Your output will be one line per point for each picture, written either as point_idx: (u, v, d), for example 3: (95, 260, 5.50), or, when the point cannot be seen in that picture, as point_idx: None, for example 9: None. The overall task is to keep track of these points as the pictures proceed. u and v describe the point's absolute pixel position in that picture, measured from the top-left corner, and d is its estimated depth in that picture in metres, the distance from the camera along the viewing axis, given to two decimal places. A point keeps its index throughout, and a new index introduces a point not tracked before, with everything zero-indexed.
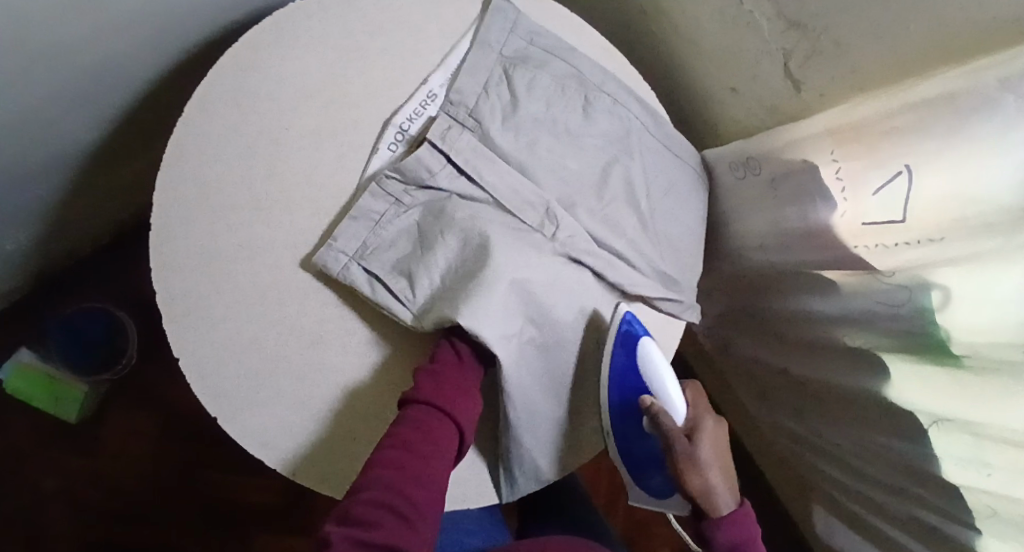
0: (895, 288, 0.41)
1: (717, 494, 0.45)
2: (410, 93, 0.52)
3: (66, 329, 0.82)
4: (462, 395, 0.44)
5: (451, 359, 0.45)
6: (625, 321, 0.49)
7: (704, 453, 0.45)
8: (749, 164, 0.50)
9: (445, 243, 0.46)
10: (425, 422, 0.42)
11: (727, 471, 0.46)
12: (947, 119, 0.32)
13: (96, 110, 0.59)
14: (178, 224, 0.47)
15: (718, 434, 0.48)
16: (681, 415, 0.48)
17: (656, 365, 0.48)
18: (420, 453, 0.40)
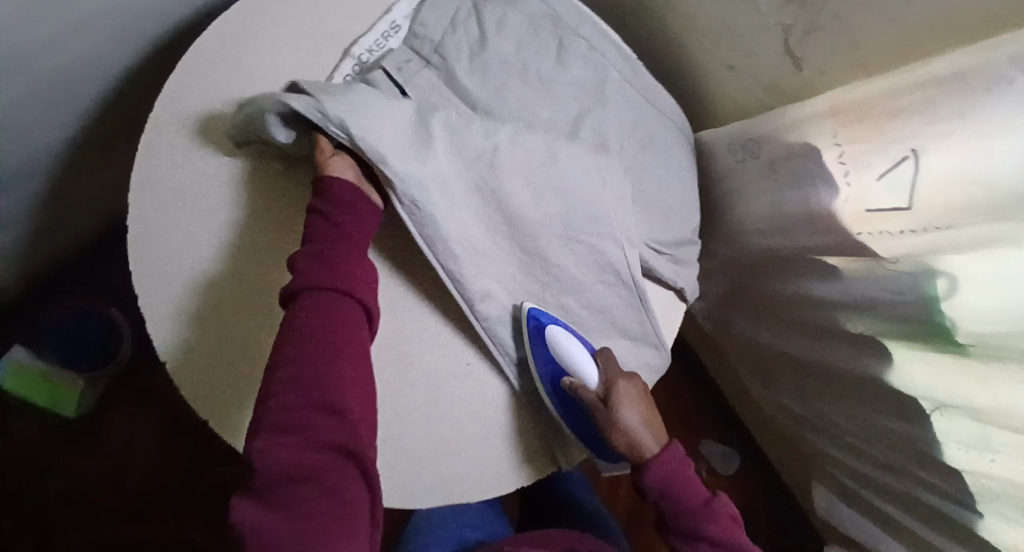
0: (901, 275, 0.39)
1: (642, 443, 0.46)
2: (372, 25, 0.50)
3: (57, 328, 0.80)
4: (355, 255, 0.39)
5: (328, 228, 0.39)
6: (532, 313, 0.46)
7: (623, 413, 0.45)
8: (748, 146, 0.48)
9: (405, 108, 0.43)
10: (320, 309, 0.37)
11: (651, 418, 0.47)
12: (958, 100, 0.30)
13: (67, 109, 0.57)
14: (153, 223, 0.44)
15: (633, 389, 0.47)
16: (592, 378, 0.46)
17: (565, 341, 0.46)
18: (330, 343, 0.36)
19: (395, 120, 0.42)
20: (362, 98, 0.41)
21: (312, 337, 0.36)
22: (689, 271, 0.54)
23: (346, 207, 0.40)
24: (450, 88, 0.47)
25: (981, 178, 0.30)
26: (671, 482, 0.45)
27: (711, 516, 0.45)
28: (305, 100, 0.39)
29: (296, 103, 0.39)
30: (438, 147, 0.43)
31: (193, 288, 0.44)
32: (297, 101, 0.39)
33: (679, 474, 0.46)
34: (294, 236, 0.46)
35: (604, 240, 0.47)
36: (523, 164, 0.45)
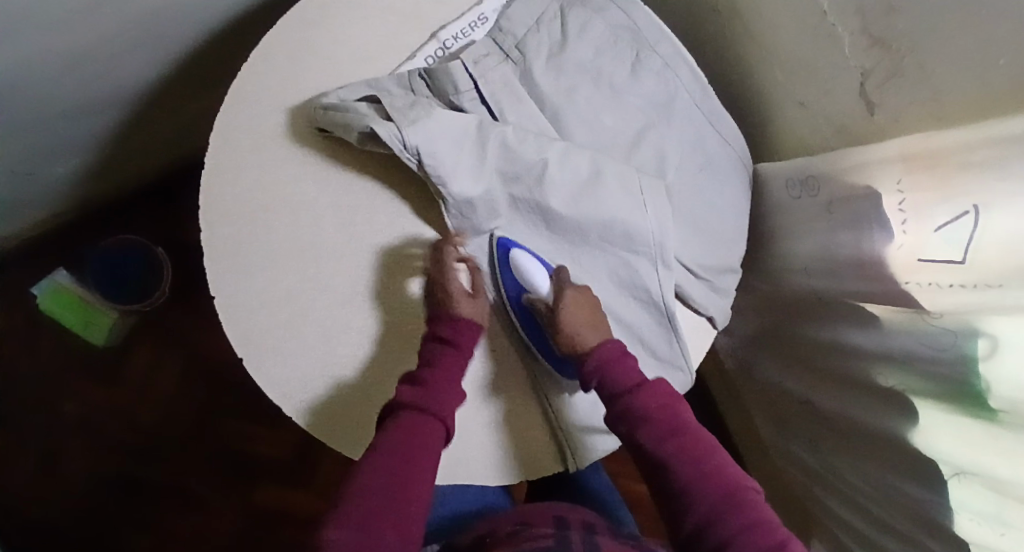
0: (942, 330, 0.40)
1: (585, 341, 0.46)
2: (462, 13, 0.52)
3: (103, 259, 0.83)
4: (449, 390, 0.43)
5: (441, 347, 0.44)
6: (503, 242, 0.47)
7: (566, 312, 0.45)
8: (807, 183, 0.49)
9: (466, 123, 0.45)
10: (412, 424, 0.42)
11: (595, 321, 0.47)
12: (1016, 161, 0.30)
13: (165, 47, 0.60)
14: (229, 163, 0.47)
15: (581, 297, 0.47)
16: (543, 287, 0.46)
17: (527, 261, 0.46)
18: (409, 454, 0.41)
19: (458, 134, 0.45)
20: (431, 115, 0.44)
21: (398, 445, 0.41)
22: (724, 301, 0.53)
23: (461, 339, 0.45)
24: (524, 85, 0.49)
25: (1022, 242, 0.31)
26: (609, 366, 0.45)
27: (649, 396, 0.45)
28: (386, 126, 0.42)
29: (379, 128, 0.42)
30: (493, 160, 0.46)
31: (255, 225, 0.46)
32: (381, 126, 0.42)
33: (616, 363, 0.46)
34: (355, 196, 0.48)
35: (638, 256, 0.49)
36: (569, 182, 0.47)
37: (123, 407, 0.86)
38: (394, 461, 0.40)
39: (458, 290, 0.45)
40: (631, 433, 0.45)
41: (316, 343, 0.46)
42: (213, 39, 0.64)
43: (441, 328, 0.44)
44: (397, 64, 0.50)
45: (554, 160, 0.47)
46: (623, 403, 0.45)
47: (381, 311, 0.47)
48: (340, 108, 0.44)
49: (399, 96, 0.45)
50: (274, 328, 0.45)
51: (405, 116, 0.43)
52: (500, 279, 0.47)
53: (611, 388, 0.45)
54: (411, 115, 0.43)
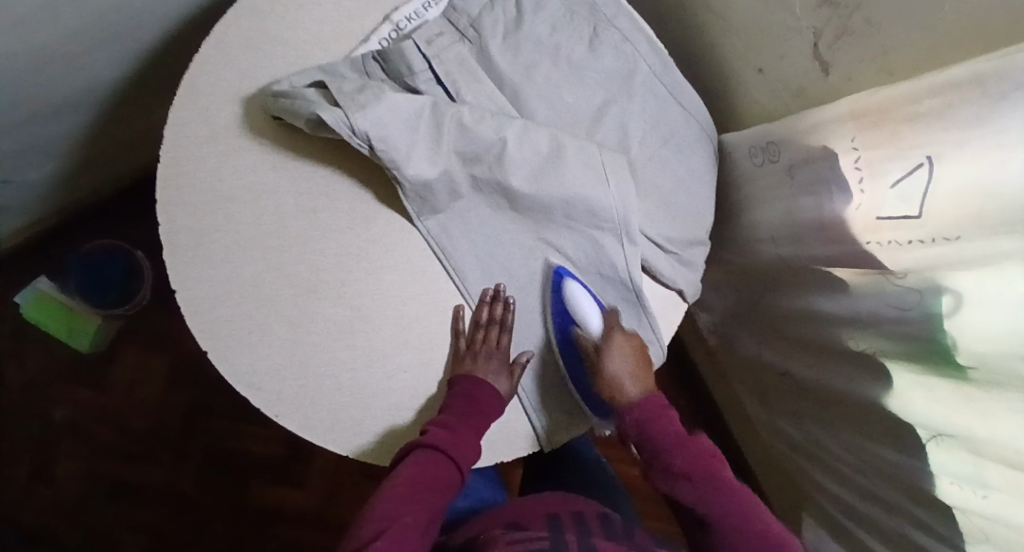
0: (906, 290, 0.39)
1: (629, 391, 0.48)
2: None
3: (85, 264, 0.84)
4: (467, 438, 0.44)
5: (462, 401, 0.45)
6: (557, 272, 0.49)
7: (613, 363, 0.48)
8: (768, 150, 0.48)
9: (422, 108, 0.45)
10: (430, 464, 0.44)
11: (640, 372, 0.49)
12: (966, 107, 0.30)
13: (125, 47, 0.60)
14: (185, 156, 0.46)
15: (629, 343, 0.49)
16: (595, 325, 0.48)
17: (581, 296, 0.48)
18: (422, 486, 0.43)
19: (412, 117, 0.44)
20: (381, 99, 0.43)
21: (415, 478, 0.43)
22: (694, 274, 0.53)
23: (481, 401, 0.45)
24: (481, 64, 0.49)
25: (977, 190, 0.31)
26: (647, 425, 0.48)
27: (679, 443, 0.48)
28: (333, 112, 0.42)
29: (325, 114, 0.42)
30: (451, 144, 0.45)
31: (215, 217, 0.46)
32: (327, 111, 0.42)
33: (656, 417, 0.49)
34: (313, 185, 0.48)
35: (604, 232, 0.49)
36: (532, 162, 0.47)
37: (112, 415, 0.86)
38: (412, 492, 0.43)
39: (487, 364, 0.46)
40: (670, 492, 0.48)
41: (280, 332, 0.45)
42: (174, 36, 0.64)
43: (467, 383, 0.45)
44: (350, 49, 0.49)
45: (512, 137, 0.46)
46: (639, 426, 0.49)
47: (346, 298, 0.47)
48: (290, 97, 0.44)
49: (350, 82, 0.45)
50: (237, 320, 0.45)
51: (354, 101, 0.43)
52: (549, 308, 0.48)
53: (653, 443, 0.48)
54: (360, 100, 0.43)
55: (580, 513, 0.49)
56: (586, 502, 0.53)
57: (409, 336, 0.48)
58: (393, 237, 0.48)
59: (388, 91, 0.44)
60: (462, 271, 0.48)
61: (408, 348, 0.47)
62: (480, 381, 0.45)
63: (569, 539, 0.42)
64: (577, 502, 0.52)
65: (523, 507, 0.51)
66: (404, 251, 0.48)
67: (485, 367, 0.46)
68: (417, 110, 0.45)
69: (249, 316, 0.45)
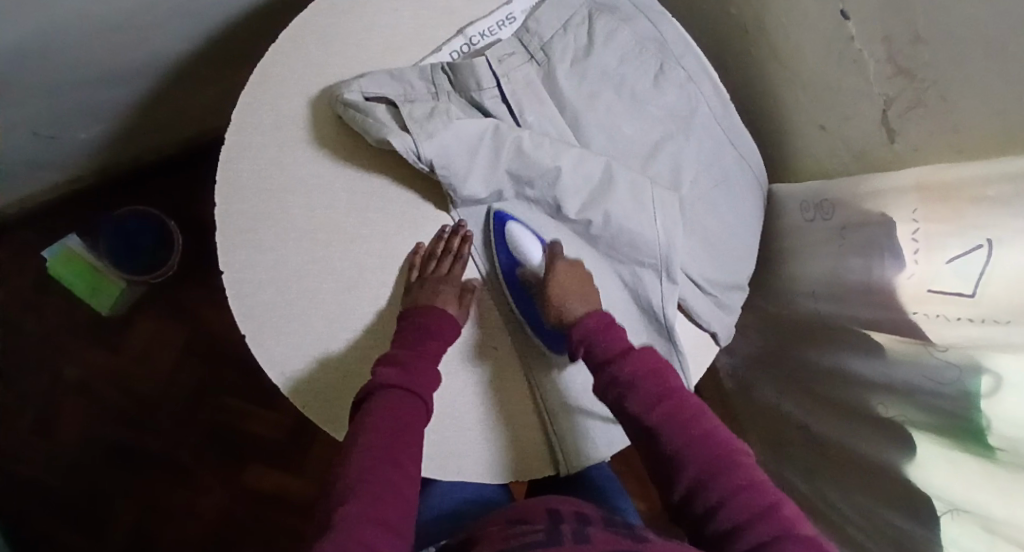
0: (946, 364, 0.39)
1: (573, 310, 0.46)
2: (491, 11, 0.52)
3: (116, 229, 0.84)
4: (424, 365, 0.43)
5: (414, 334, 0.44)
6: (498, 216, 0.48)
7: (555, 287, 0.46)
8: (822, 207, 0.48)
9: (485, 127, 0.45)
10: (396, 407, 0.42)
11: (584, 294, 0.47)
12: None
13: (197, 24, 0.61)
14: (248, 140, 0.47)
15: (571, 269, 0.48)
16: (535, 255, 0.47)
17: (522, 234, 0.47)
18: (395, 435, 0.41)
19: (474, 139, 0.45)
20: (449, 124, 0.44)
21: (382, 425, 0.41)
22: (730, 318, 0.53)
23: (434, 324, 0.45)
24: (546, 87, 0.49)
25: None
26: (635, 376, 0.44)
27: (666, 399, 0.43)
28: (402, 137, 0.43)
29: (395, 139, 0.42)
30: (511, 167, 0.46)
31: (270, 205, 0.47)
32: (397, 136, 0.43)
33: (675, 411, 0.43)
34: (370, 186, 0.48)
35: (644, 267, 0.50)
36: (584, 192, 0.48)
37: (121, 378, 0.86)
38: (383, 444, 0.40)
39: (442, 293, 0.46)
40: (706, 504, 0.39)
41: (319, 325, 0.46)
42: (243, 20, 0.65)
43: (416, 313, 0.45)
44: (422, 58, 0.50)
45: (568, 165, 0.47)
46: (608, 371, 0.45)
47: (386, 299, 0.47)
48: (360, 111, 0.45)
49: (419, 101, 0.45)
50: (278, 307, 0.46)
51: (421, 125, 0.43)
52: (495, 254, 0.49)
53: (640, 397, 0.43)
54: (427, 123, 0.43)
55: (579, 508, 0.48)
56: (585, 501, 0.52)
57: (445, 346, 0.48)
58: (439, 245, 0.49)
59: (454, 114, 0.45)
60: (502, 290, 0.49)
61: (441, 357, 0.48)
62: (426, 304, 0.45)
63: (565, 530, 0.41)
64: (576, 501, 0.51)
65: (522, 506, 0.50)
66: None
67: (438, 293, 0.46)
68: (480, 131, 0.45)
69: (291, 306, 0.46)
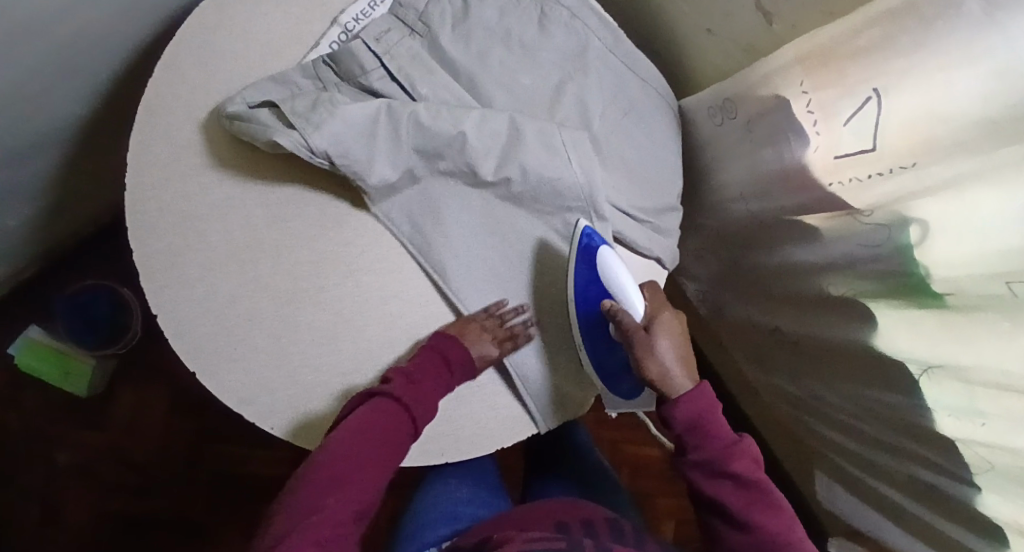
0: (876, 227, 0.39)
1: (672, 377, 0.45)
2: None
3: (71, 309, 0.84)
4: (427, 395, 0.45)
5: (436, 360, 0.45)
6: (583, 234, 0.48)
7: (659, 342, 0.45)
8: (726, 107, 0.48)
9: (375, 110, 0.45)
10: (385, 416, 0.43)
11: (685, 359, 0.46)
12: (915, 32, 0.31)
13: (89, 83, 0.60)
14: (152, 180, 0.47)
15: (675, 323, 0.47)
16: (637, 306, 0.46)
17: (620, 272, 0.46)
18: (365, 446, 0.42)
19: (365, 123, 0.44)
20: (335, 115, 0.43)
21: (357, 435, 0.42)
22: (670, 241, 0.54)
23: (451, 355, 0.45)
24: (433, 56, 0.49)
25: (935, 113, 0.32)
26: (701, 419, 0.45)
27: (737, 459, 0.45)
28: (288, 136, 0.42)
29: (282, 139, 0.42)
30: (413, 143, 0.45)
31: (188, 237, 0.46)
32: (284, 135, 0.42)
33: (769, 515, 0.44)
34: (283, 195, 0.48)
35: (572, 211, 0.49)
36: (493, 150, 0.47)
37: (118, 454, 0.86)
38: (345, 455, 0.41)
39: (481, 342, 0.46)
40: None
41: (264, 344, 0.46)
42: (133, 67, 0.64)
43: (443, 343, 0.46)
44: (300, 55, 0.50)
45: (468, 125, 0.46)
46: (704, 459, 0.45)
47: (327, 303, 0.47)
48: (250, 120, 0.44)
49: (304, 96, 0.45)
50: (220, 336, 0.45)
51: (307, 121, 0.43)
52: (575, 276, 0.48)
53: (703, 446, 0.45)
54: (313, 117, 0.43)
55: (589, 519, 0.49)
56: (594, 507, 0.53)
57: (396, 334, 0.48)
58: (366, 237, 0.48)
59: (342, 105, 0.44)
60: (442, 266, 0.48)
61: (395, 346, 0.48)
62: (459, 343, 0.46)
63: (583, 543, 0.42)
64: (584, 509, 0.52)
65: (529, 517, 0.51)
66: (383, 252, 0.49)
67: (473, 335, 0.46)
68: (366, 108, 0.45)
69: (234, 332, 0.46)
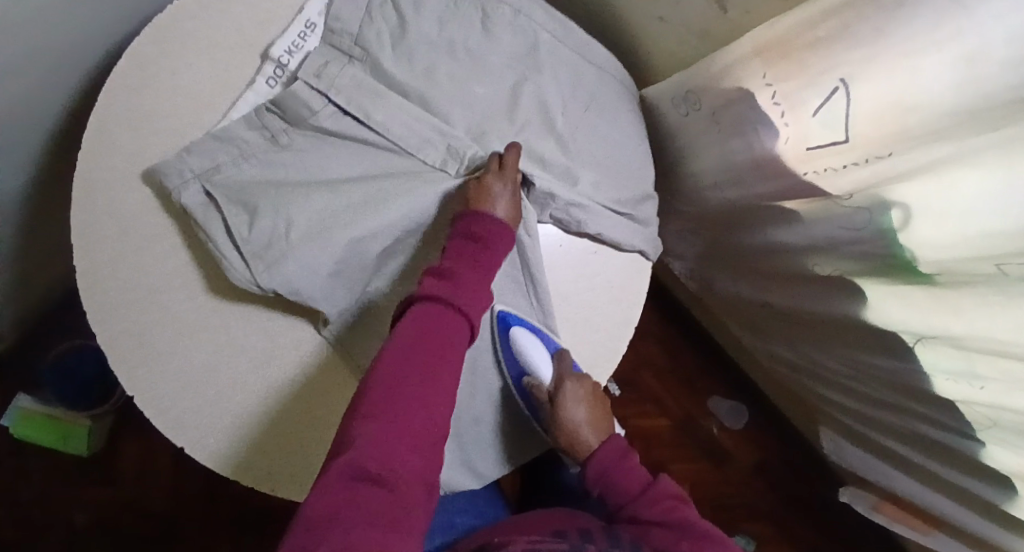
0: (854, 210, 0.37)
1: (586, 439, 0.48)
2: (287, 25, 0.49)
3: (54, 373, 0.82)
4: (439, 376, 0.36)
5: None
6: (502, 317, 0.48)
7: (568, 408, 0.47)
8: (689, 98, 0.46)
9: (316, 231, 0.42)
10: (375, 451, 0.31)
11: (596, 416, 0.48)
12: (879, 18, 0.29)
13: (22, 153, 0.57)
14: (103, 259, 0.44)
15: (581, 387, 0.47)
16: (544, 375, 0.47)
17: (529, 344, 0.47)
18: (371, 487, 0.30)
19: (334, 262, 0.43)
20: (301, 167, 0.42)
21: (341, 479, 0.30)
22: (650, 230, 0.52)
23: (484, 232, 0.42)
24: (378, 80, 0.47)
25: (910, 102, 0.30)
26: (610, 472, 0.46)
27: (653, 502, 0.42)
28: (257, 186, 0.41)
29: (224, 251, 0.42)
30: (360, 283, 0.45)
31: (153, 313, 0.44)
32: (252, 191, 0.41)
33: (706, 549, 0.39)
34: None
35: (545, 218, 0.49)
36: (452, 161, 0.46)
37: (133, 507, 0.85)
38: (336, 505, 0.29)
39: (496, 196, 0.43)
40: None
41: (252, 411, 0.44)
42: (67, 125, 0.61)
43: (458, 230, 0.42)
44: (229, 105, 0.47)
45: (441, 165, 0.46)
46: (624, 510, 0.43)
47: (310, 358, 0.46)
48: (198, 218, 0.43)
49: (252, 165, 0.44)
50: (206, 410, 0.44)
51: (261, 257, 0.42)
52: (503, 361, 0.48)
53: (620, 494, 0.44)
54: (266, 255, 0.42)
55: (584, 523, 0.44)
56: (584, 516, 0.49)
57: None
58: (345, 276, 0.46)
59: (291, 242, 0.42)
60: None
61: None
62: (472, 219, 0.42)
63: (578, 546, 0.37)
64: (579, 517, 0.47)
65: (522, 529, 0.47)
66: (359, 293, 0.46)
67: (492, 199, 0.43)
68: (318, 158, 0.45)
69: (217, 404, 0.44)
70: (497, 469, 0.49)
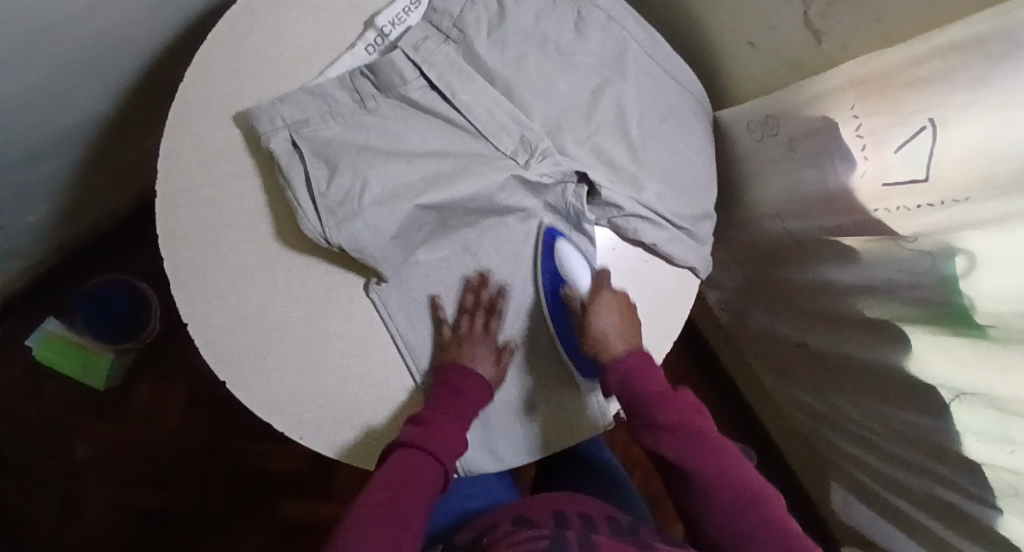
0: (919, 254, 0.38)
1: (613, 345, 0.47)
2: None
3: (87, 301, 0.83)
4: (428, 465, 0.43)
5: (449, 393, 0.45)
6: (548, 232, 0.49)
7: (599, 315, 0.47)
8: (768, 123, 0.48)
9: (398, 195, 0.44)
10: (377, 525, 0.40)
11: (627, 326, 0.48)
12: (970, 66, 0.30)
13: (114, 80, 0.59)
14: (183, 186, 0.46)
15: (616, 299, 0.48)
16: (582, 281, 0.48)
17: (571, 256, 0.48)
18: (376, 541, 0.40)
19: (398, 225, 0.44)
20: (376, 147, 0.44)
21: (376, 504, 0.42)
22: (705, 248, 0.53)
23: (463, 385, 0.45)
24: (469, 61, 0.49)
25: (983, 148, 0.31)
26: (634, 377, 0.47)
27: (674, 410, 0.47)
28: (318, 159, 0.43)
29: (301, 199, 0.44)
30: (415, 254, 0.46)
31: (219, 244, 0.46)
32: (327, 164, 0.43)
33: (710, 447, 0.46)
34: None
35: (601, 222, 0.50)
36: (522, 151, 0.47)
37: (136, 445, 0.86)
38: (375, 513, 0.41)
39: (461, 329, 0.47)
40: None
41: (296, 355, 0.46)
42: (159, 62, 0.63)
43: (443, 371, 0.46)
44: (328, 63, 0.49)
45: (513, 157, 0.47)
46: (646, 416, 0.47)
47: (359, 313, 0.47)
48: (282, 163, 0.45)
49: (339, 123, 0.46)
50: (253, 345, 0.45)
51: (334, 213, 0.43)
52: (540, 268, 0.48)
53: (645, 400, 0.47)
54: (339, 211, 0.43)
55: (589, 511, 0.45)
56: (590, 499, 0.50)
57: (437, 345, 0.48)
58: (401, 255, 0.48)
59: (363, 203, 0.43)
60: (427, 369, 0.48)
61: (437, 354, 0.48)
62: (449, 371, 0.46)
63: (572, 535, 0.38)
64: (585, 501, 0.48)
65: (530, 505, 0.48)
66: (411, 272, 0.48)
67: (472, 352, 0.46)
68: (403, 122, 0.46)
69: (265, 342, 0.45)
70: (518, 456, 0.50)
